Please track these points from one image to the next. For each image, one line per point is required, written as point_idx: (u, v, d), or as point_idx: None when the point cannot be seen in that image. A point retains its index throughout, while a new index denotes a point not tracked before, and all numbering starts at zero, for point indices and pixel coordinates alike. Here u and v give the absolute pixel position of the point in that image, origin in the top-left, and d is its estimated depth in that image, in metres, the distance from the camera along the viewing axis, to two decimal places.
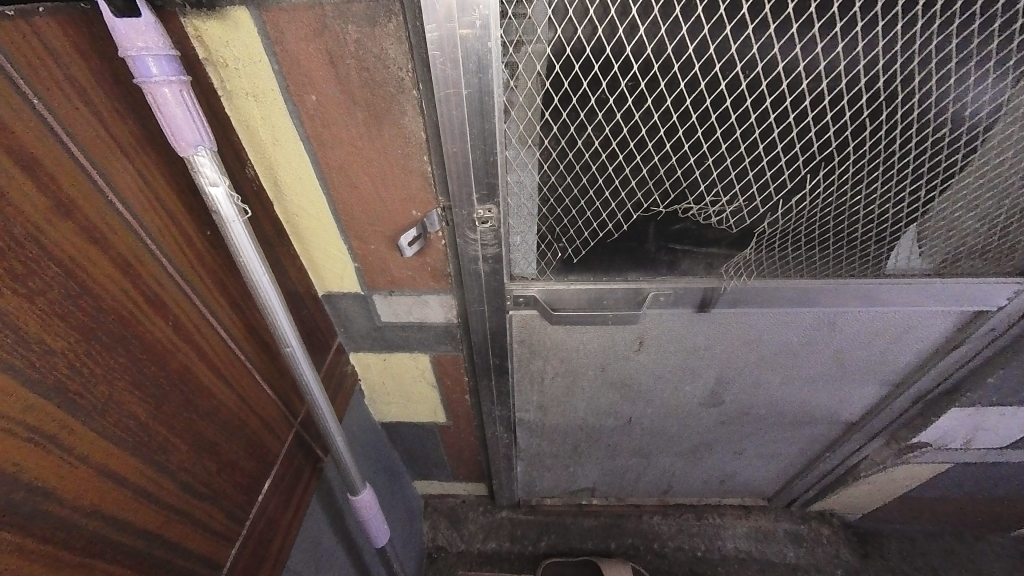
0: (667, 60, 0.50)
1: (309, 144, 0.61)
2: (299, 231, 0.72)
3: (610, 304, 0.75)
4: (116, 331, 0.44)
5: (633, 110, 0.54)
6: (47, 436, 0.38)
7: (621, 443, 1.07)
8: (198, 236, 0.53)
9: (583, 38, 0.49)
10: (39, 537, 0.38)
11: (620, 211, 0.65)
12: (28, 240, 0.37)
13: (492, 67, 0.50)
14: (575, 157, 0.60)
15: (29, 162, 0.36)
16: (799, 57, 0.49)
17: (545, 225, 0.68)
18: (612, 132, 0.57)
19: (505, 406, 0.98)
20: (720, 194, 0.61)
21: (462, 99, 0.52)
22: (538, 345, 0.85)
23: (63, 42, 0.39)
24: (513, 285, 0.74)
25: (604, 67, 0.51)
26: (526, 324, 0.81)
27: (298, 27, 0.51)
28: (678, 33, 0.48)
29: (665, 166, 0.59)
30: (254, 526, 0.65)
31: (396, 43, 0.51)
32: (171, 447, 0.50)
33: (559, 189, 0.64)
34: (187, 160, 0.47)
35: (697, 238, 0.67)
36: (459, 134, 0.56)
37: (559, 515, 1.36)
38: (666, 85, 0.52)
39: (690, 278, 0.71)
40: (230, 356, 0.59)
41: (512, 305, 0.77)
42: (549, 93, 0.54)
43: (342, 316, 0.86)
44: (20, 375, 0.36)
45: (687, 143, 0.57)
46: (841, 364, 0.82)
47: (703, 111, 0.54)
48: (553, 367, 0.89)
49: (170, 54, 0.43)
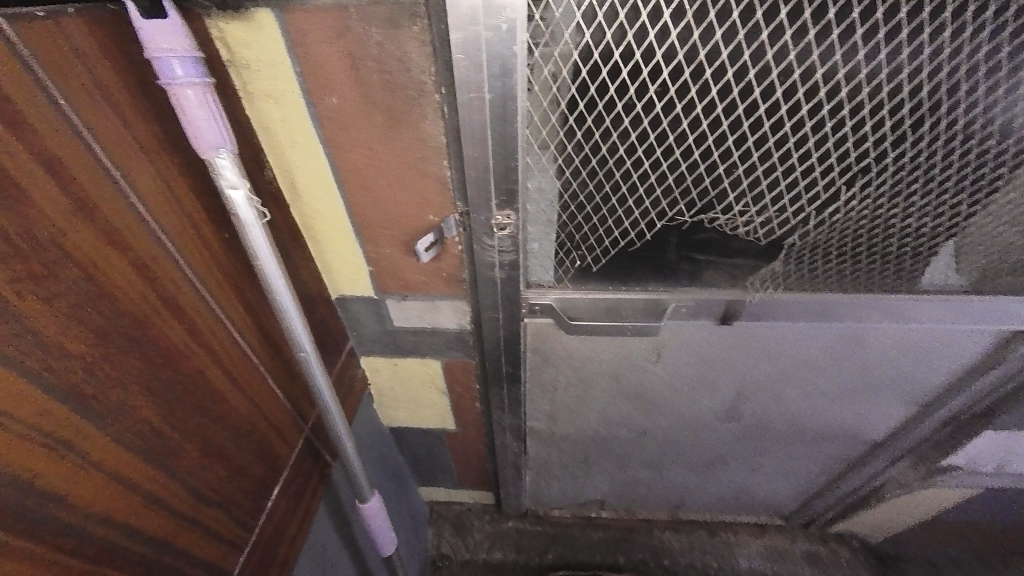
0: (699, 65, 0.49)
1: (327, 147, 0.60)
2: (315, 234, 0.71)
3: (627, 314, 0.73)
4: (132, 335, 0.43)
5: (662, 116, 0.53)
6: (61, 441, 0.38)
7: (633, 455, 1.05)
8: (215, 238, 0.53)
9: (612, 42, 0.48)
10: (50, 543, 0.37)
11: (643, 220, 0.63)
12: (49, 243, 0.36)
13: (516, 71, 0.50)
14: (598, 163, 0.59)
15: (51, 165, 0.36)
16: (839, 64, 0.47)
17: (565, 232, 0.67)
18: (638, 138, 0.56)
19: (516, 414, 0.97)
20: (749, 205, 0.60)
21: (484, 104, 0.52)
22: (551, 353, 0.83)
23: (91, 44, 0.39)
24: (529, 293, 0.73)
25: (634, 72, 0.50)
26: (540, 332, 0.80)
27: (322, 29, 0.50)
28: (711, 38, 0.47)
29: (692, 174, 0.58)
30: (262, 533, 0.64)
31: (419, 46, 0.50)
32: (183, 452, 0.49)
33: (581, 196, 0.62)
34: (207, 162, 0.47)
35: (721, 249, 0.65)
36: (480, 139, 0.55)
37: (567, 527, 1.33)
38: (697, 92, 0.51)
39: (712, 290, 0.69)
40: (244, 359, 0.58)
41: (527, 313, 0.76)
42: (575, 98, 0.53)
43: (354, 320, 0.86)
44: (37, 379, 0.36)
45: (717, 151, 0.55)
46: (866, 381, 0.79)
47: (735, 118, 0.52)
48: (566, 376, 0.88)
49: (195, 55, 0.42)
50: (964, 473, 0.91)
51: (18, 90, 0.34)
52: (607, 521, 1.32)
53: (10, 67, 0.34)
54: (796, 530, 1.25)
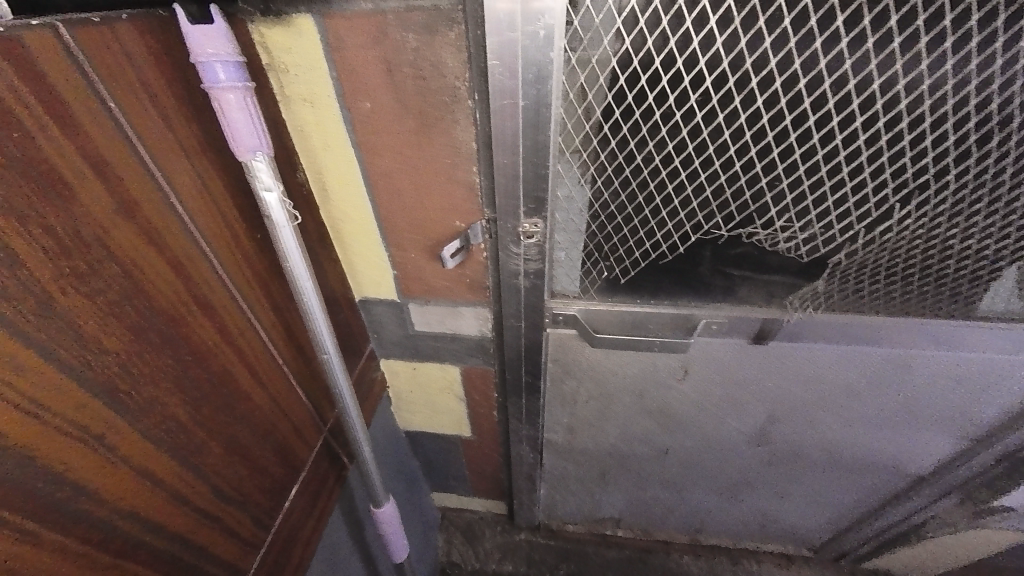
0: (746, 74, 0.47)
1: (358, 151, 0.61)
2: (342, 236, 0.72)
3: (654, 328, 0.71)
4: (165, 332, 0.44)
5: (702, 126, 0.52)
6: (94, 435, 0.38)
7: (653, 474, 1.01)
8: (247, 239, 0.53)
9: (653, 49, 0.47)
10: (79, 536, 0.38)
11: (676, 233, 0.61)
12: (94, 240, 0.37)
13: (552, 78, 0.49)
14: (632, 173, 0.57)
15: (99, 165, 0.37)
16: (899, 75, 0.45)
17: (593, 242, 0.65)
18: (676, 148, 0.54)
19: (533, 425, 0.95)
20: (792, 220, 0.57)
21: (517, 111, 0.52)
22: (572, 365, 0.81)
23: (141, 48, 0.40)
24: (553, 302, 0.71)
25: (674, 81, 0.49)
26: (563, 343, 0.78)
27: (359, 35, 0.51)
28: (760, 46, 0.45)
29: (732, 187, 0.56)
30: (278, 534, 0.64)
31: (454, 52, 0.50)
32: (207, 450, 0.50)
33: (612, 206, 0.61)
34: (244, 164, 0.48)
35: (758, 264, 0.63)
36: (511, 146, 0.55)
37: (580, 543, 1.29)
38: (742, 101, 0.49)
39: (747, 307, 0.67)
40: (270, 358, 0.59)
41: (550, 323, 0.75)
42: (611, 105, 0.52)
43: (376, 323, 0.86)
44: (75, 374, 0.36)
45: (761, 163, 0.53)
46: (908, 410, 0.75)
47: (781, 129, 0.50)
48: (587, 390, 0.86)
49: (238, 60, 0.43)
50: (1015, 514, 0.84)
51: (68, 88, 0.35)
52: (622, 540, 1.28)
53: (63, 66, 0.34)
54: (825, 563, 1.19)
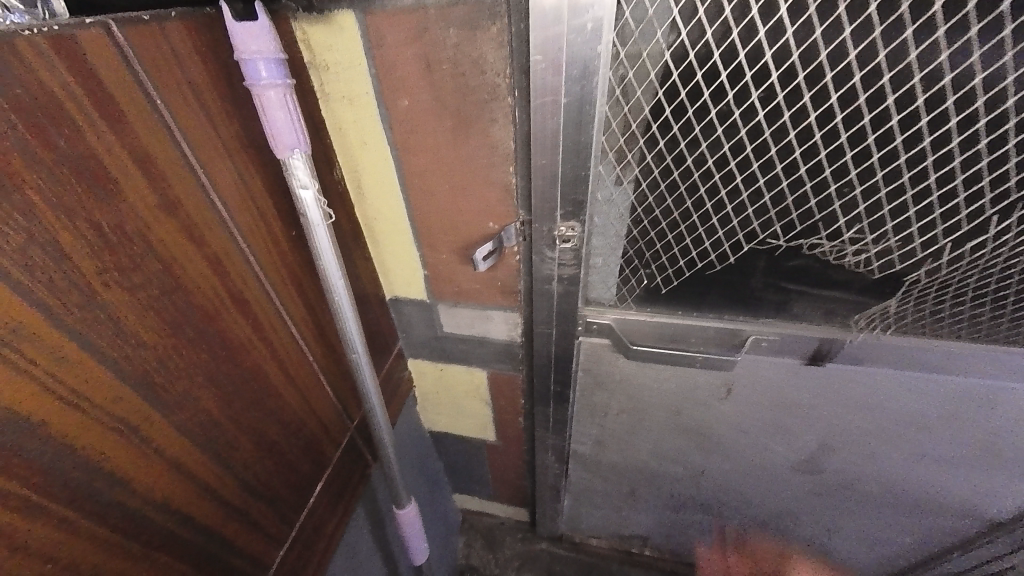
0: (819, 68, 0.45)
1: (395, 150, 0.60)
2: (376, 235, 0.71)
3: (696, 342, 0.69)
4: (201, 327, 0.44)
5: (764, 126, 0.50)
6: (130, 427, 0.38)
7: (684, 494, 0.97)
8: (284, 236, 0.54)
9: (712, 41, 0.45)
10: (112, 525, 0.38)
11: (727, 241, 0.60)
12: (136, 235, 0.37)
13: (598, 74, 0.47)
14: (682, 175, 0.56)
15: (143, 160, 0.37)
16: (1007, 69, 0.41)
17: (636, 248, 0.64)
18: (732, 150, 0.52)
19: (560, 434, 0.92)
20: (865, 231, 0.55)
21: (559, 108, 0.50)
22: (605, 376, 0.79)
23: (187, 44, 0.40)
24: (587, 310, 0.70)
25: (734, 76, 0.47)
26: (595, 353, 0.76)
27: (399, 31, 0.50)
28: (836, 38, 0.43)
29: (794, 193, 0.54)
30: (303, 529, 0.64)
31: (495, 47, 0.49)
32: (236, 445, 0.50)
33: (656, 211, 0.60)
34: (284, 163, 0.48)
35: (819, 277, 0.60)
36: (551, 145, 0.53)
37: (603, 559, 1.26)
38: (812, 99, 0.47)
39: (804, 324, 0.64)
40: (306, 355, 0.60)
41: (583, 331, 0.73)
42: (661, 103, 0.51)
43: (405, 323, 0.85)
44: (113, 366, 0.36)
45: (830, 167, 0.51)
46: (986, 448, 0.67)
47: (857, 130, 0.48)
48: (619, 404, 0.83)
49: (279, 58, 0.43)
50: None
51: (116, 80, 0.35)
52: (648, 559, 1.24)
53: (110, 61, 0.34)
54: None
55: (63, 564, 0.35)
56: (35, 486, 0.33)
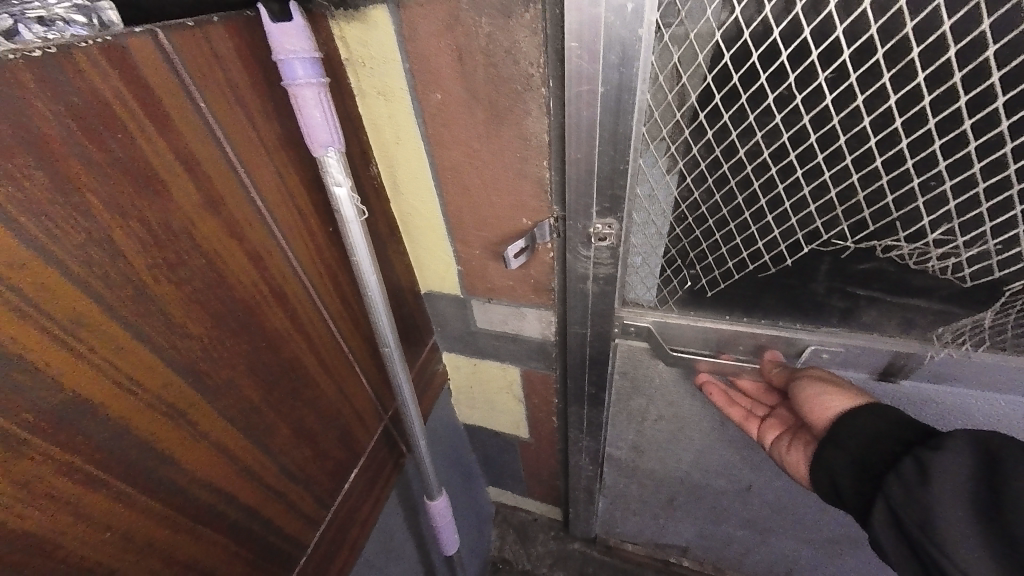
0: (905, 41, 0.39)
1: (427, 144, 0.60)
2: (410, 230, 0.72)
3: (741, 348, 0.65)
4: (242, 319, 0.46)
5: (832, 113, 0.45)
6: (178, 411, 0.40)
7: (727, 507, 0.93)
8: (320, 230, 0.55)
9: (771, 17, 0.41)
10: (165, 502, 0.40)
11: (783, 242, 0.56)
12: (182, 232, 0.39)
13: (638, 59, 0.44)
14: (733, 170, 0.52)
15: (187, 159, 0.39)
16: None
17: (681, 250, 0.61)
18: (794, 140, 0.48)
19: (594, 437, 0.90)
20: (955, 233, 0.48)
21: (595, 98, 0.47)
22: (642, 381, 0.77)
23: (228, 45, 0.41)
24: (624, 311, 0.67)
25: (796, 57, 0.43)
26: (632, 355, 0.74)
27: (432, 23, 0.49)
28: (926, 7, 0.38)
29: (867, 188, 0.49)
30: (337, 513, 0.66)
31: (528, 34, 0.46)
32: (275, 431, 0.52)
33: (702, 208, 0.56)
34: (319, 160, 0.49)
35: (893, 283, 0.55)
36: (586, 139, 0.51)
37: (639, 566, 1.23)
38: (893, 79, 0.41)
39: (877, 338, 0.58)
40: (341, 347, 0.62)
41: (619, 334, 0.71)
42: (710, 90, 0.47)
43: (439, 317, 0.86)
44: (163, 355, 0.38)
45: (914, 158, 0.45)
46: None
47: (950, 113, 0.42)
48: (658, 409, 0.81)
49: (314, 57, 0.44)
50: None
51: (160, 81, 0.36)
52: (686, 571, 1.19)
53: (156, 62, 0.35)
54: None
55: (123, 532, 0.37)
56: (98, 465, 0.35)
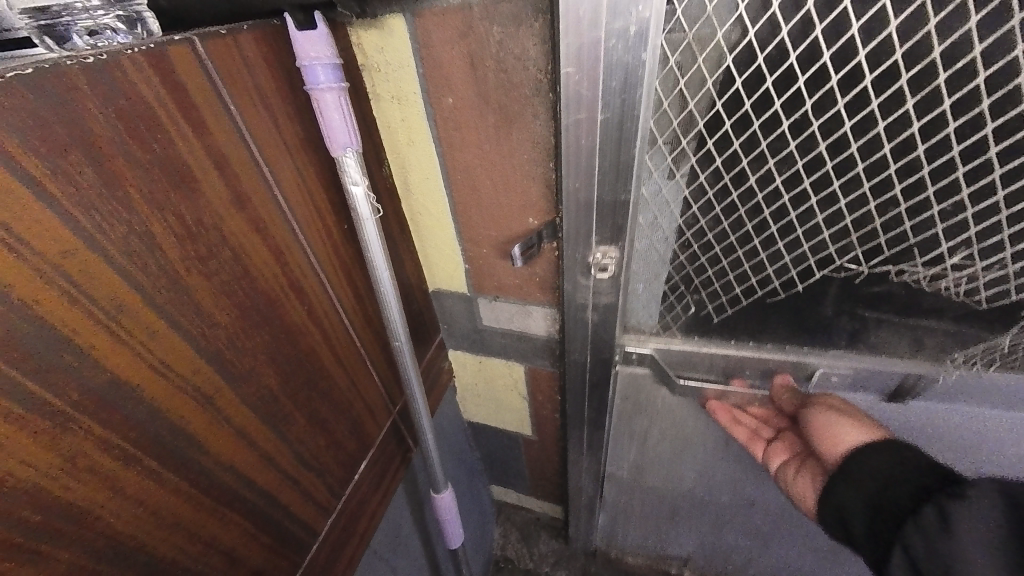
0: (932, 65, 0.41)
1: (439, 146, 0.63)
2: (420, 229, 0.74)
3: (745, 372, 0.70)
4: (265, 311, 0.48)
5: (851, 138, 0.47)
6: (205, 395, 0.42)
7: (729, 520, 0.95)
8: (336, 228, 0.58)
9: (788, 39, 0.43)
10: (191, 482, 0.42)
11: (795, 267, 0.59)
12: (213, 227, 0.41)
13: (642, 83, 0.46)
14: (745, 198, 0.56)
15: (217, 158, 0.41)
16: None
17: (689, 266, 0.65)
18: (808, 168, 0.51)
19: (594, 458, 0.92)
20: (973, 258, 0.51)
21: (595, 124, 0.49)
22: (644, 405, 0.81)
23: (255, 50, 0.44)
24: (627, 340, 0.72)
25: (814, 82, 0.45)
26: (634, 381, 0.78)
27: (446, 31, 0.52)
28: (954, 34, 0.39)
29: (885, 215, 0.51)
30: (347, 504, 0.68)
31: (538, 43, 0.49)
32: (292, 420, 0.54)
33: (710, 234, 0.60)
34: (337, 161, 0.52)
35: (902, 304, 0.58)
36: (586, 168, 0.53)
37: None
38: (917, 105, 0.44)
39: (886, 360, 0.63)
40: (355, 344, 0.64)
41: (621, 362, 0.75)
42: (720, 115, 0.50)
43: (447, 314, 0.88)
44: (192, 341, 0.41)
45: (934, 186, 0.48)
46: None
47: (975, 141, 0.44)
48: (659, 430, 0.84)
49: (335, 63, 0.47)
50: None
51: (194, 84, 0.38)
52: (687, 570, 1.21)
53: (192, 66, 0.38)
54: None
55: (153, 509, 0.39)
56: (133, 443, 0.37)
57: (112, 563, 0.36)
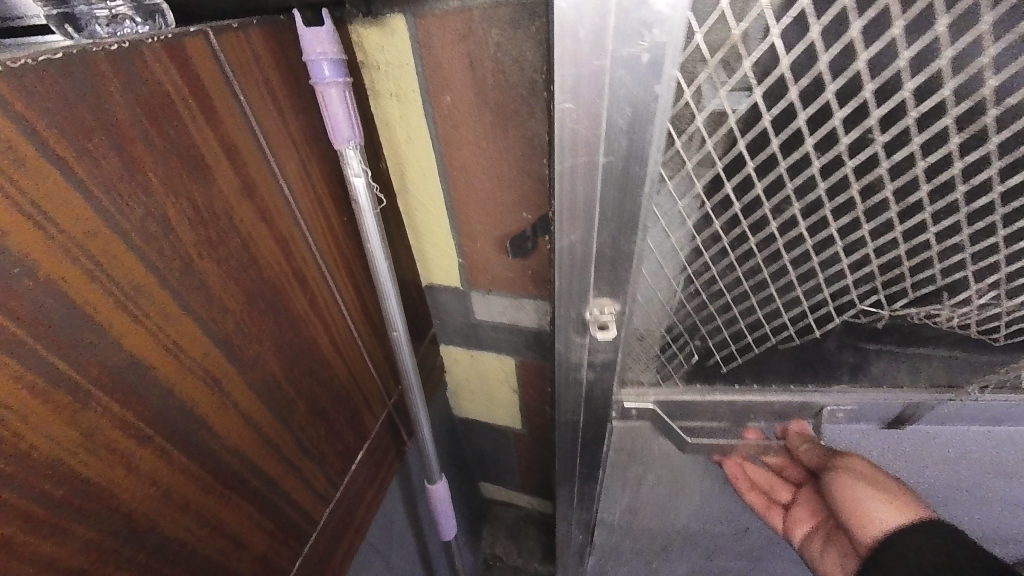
0: (980, 102, 0.40)
1: (437, 143, 0.65)
2: (415, 224, 0.76)
3: (753, 416, 0.69)
4: (270, 300, 0.50)
5: (883, 181, 0.46)
6: (214, 379, 0.43)
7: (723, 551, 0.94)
8: (337, 221, 0.59)
9: (825, 72, 0.41)
10: (200, 465, 0.43)
11: (814, 313, 0.58)
12: (223, 214, 0.42)
13: (654, 121, 0.43)
14: (762, 244, 0.53)
15: (228, 147, 0.42)
16: None
17: (697, 310, 0.62)
18: (835, 211, 0.49)
19: (585, 506, 0.88)
20: (1001, 296, 0.51)
21: (598, 168, 0.46)
22: (640, 455, 0.77)
23: (264, 45, 0.45)
24: (623, 394, 0.71)
25: (852, 118, 0.43)
26: (630, 435, 0.75)
27: (446, 33, 0.54)
28: (1008, 68, 0.38)
29: (914, 259, 0.50)
30: (344, 495, 0.69)
31: (534, 46, 0.52)
32: (295, 409, 0.55)
33: (718, 281, 0.59)
34: (340, 153, 0.54)
35: (907, 335, 0.58)
36: (586, 216, 0.50)
37: None
38: (959, 144, 0.42)
39: (880, 390, 0.64)
40: (353, 336, 0.66)
41: (619, 416, 0.74)
42: (741, 156, 0.48)
43: (440, 309, 0.90)
44: (203, 325, 0.41)
45: (970, 227, 0.47)
46: None
47: (1016, 182, 0.43)
48: (655, 476, 0.79)
49: (340, 59, 0.48)
50: None
51: (208, 75, 0.40)
52: None
53: (206, 58, 0.39)
54: None
55: (165, 490, 0.39)
56: (148, 423, 0.37)
57: (129, 542, 0.37)
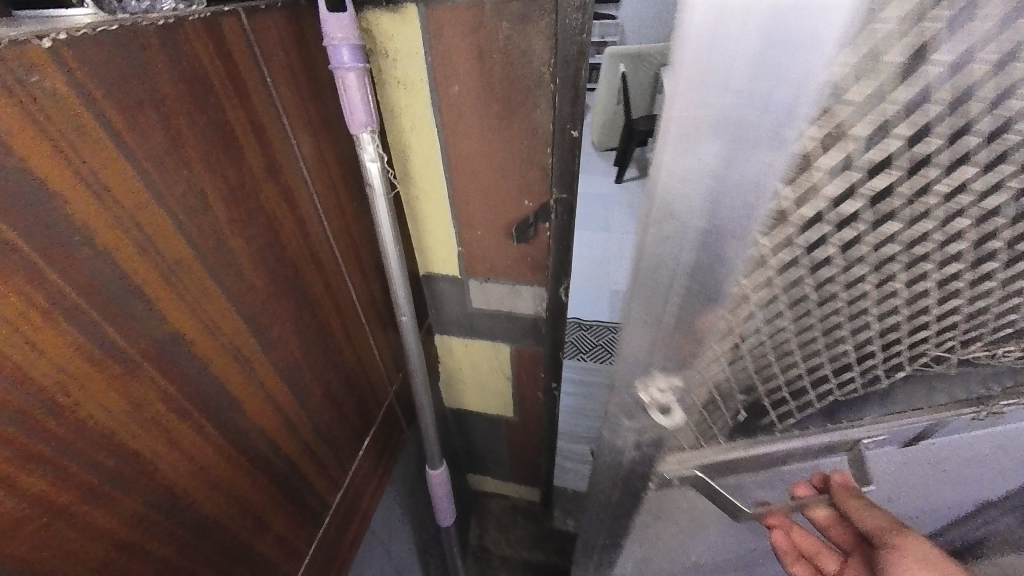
0: None
1: (442, 132, 0.67)
2: (416, 213, 0.78)
3: (794, 458, 0.42)
4: (291, 282, 0.50)
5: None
6: (243, 357, 0.44)
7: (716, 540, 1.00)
8: (348, 206, 0.60)
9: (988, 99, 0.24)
10: (231, 443, 0.43)
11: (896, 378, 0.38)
12: (253, 194, 0.43)
13: (778, 189, 0.26)
14: (851, 305, 0.32)
15: (257, 127, 0.43)
16: None
17: (784, 374, 0.37)
18: (952, 265, 0.30)
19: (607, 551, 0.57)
20: None
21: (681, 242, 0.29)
22: (673, 513, 0.50)
23: (288, 28, 0.46)
24: (665, 464, 0.43)
25: (996, 162, 0.26)
26: (670, 498, 0.48)
27: (457, 25, 0.57)
28: None
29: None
30: (352, 481, 0.69)
31: (543, 40, 0.56)
32: (311, 391, 0.56)
33: (787, 353, 0.35)
34: (354, 136, 0.55)
35: None
36: (658, 306, 0.33)
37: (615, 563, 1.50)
38: None
39: (915, 414, 0.40)
40: (359, 322, 0.66)
41: (655, 484, 0.46)
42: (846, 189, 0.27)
43: (437, 298, 0.91)
44: (236, 302, 0.42)
45: None
46: None
47: None
48: (681, 525, 0.53)
49: (360, 45, 0.50)
50: None
51: (240, 56, 0.40)
52: None
53: (239, 38, 0.40)
54: None
55: (201, 467, 0.40)
56: (187, 397, 0.38)
57: (169, 516, 0.37)
